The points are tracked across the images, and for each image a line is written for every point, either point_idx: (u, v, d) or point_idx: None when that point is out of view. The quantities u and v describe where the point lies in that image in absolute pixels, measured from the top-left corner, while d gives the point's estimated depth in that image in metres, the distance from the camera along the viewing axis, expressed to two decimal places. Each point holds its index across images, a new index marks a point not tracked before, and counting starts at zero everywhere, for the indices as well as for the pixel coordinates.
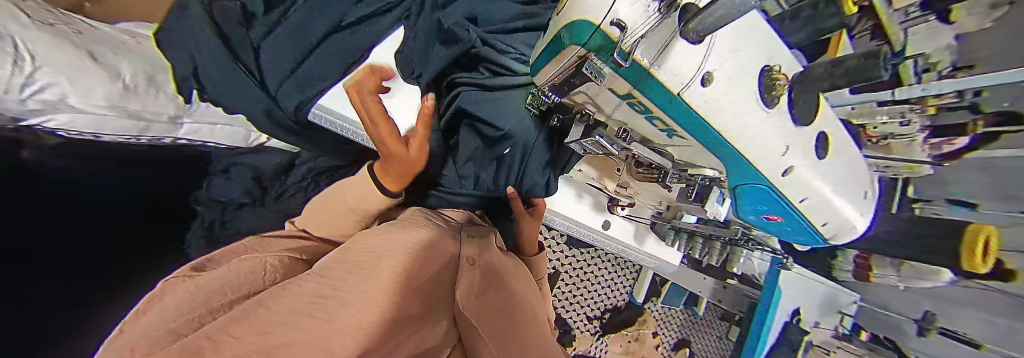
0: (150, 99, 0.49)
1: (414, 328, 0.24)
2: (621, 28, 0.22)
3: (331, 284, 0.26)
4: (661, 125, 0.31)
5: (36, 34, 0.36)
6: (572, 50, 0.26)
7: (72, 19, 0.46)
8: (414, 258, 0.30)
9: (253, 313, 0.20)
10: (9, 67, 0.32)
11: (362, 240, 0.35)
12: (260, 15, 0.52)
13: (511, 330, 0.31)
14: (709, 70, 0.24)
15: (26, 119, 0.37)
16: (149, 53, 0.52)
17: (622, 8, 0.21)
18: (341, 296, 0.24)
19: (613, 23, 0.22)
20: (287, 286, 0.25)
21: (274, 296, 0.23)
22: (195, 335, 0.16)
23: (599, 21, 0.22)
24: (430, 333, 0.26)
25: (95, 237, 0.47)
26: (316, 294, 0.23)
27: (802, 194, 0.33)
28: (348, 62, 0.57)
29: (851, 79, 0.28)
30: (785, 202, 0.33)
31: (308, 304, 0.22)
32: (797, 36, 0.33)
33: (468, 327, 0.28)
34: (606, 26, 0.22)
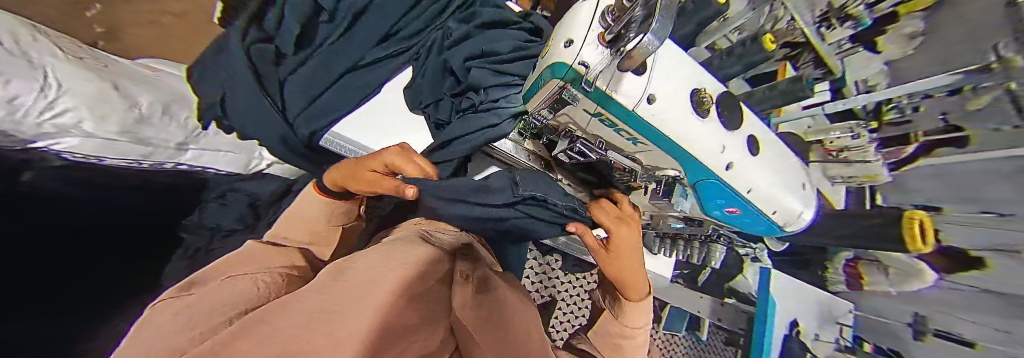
0: (158, 127, 0.52)
1: (415, 335, 0.24)
2: (586, 66, 0.27)
3: (326, 301, 0.24)
4: (627, 135, 0.35)
5: (65, 66, 0.40)
6: (554, 82, 0.31)
7: (100, 55, 0.50)
8: (412, 279, 0.30)
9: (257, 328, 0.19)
10: (35, 93, 0.35)
11: (352, 261, 0.32)
12: (290, 56, 0.62)
13: (505, 332, 0.30)
14: (652, 92, 0.30)
15: (35, 142, 0.38)
16: (167, 85, 0.56)
17: (586, 52, 0.27)
18: (345, 309, 0.23)
19: (579, 63, 0.27)
20: (288, 299, 0.24)
21: (262, 319, 0.21)
22: None
23: (570, 61, 0.28)
24: (428, 342, 0.25)
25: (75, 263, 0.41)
26: (320, 308, 0.22)
27: (747, 185, 0.36)
28: (361, 97, 0.66)
29: (787, 98, 0.46)
30: (736, 194, 0.37)
31: (311, 319, 0.21)
32: (735, 67, 0.52)
33: (462, 335, 0.29)
34: (575, 65, 0.28)
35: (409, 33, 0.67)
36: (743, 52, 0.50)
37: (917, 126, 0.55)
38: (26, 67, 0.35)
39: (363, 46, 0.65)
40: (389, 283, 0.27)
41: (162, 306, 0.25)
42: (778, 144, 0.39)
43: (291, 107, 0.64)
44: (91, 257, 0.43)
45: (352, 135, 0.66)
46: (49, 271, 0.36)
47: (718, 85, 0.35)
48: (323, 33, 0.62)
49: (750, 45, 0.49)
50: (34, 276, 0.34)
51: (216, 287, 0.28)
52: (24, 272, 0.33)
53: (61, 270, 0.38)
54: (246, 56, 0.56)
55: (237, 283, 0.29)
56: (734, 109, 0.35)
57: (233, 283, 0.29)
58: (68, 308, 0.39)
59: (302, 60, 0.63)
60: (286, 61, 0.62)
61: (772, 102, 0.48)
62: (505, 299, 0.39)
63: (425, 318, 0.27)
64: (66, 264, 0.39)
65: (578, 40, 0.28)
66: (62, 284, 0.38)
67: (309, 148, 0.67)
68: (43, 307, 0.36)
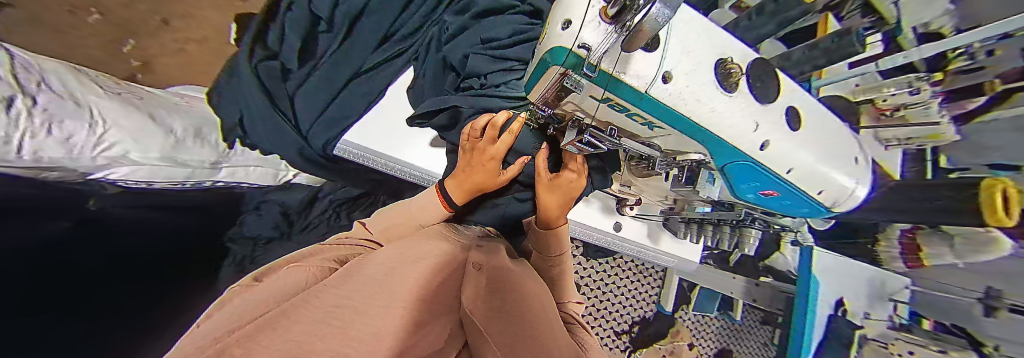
0: (194, 149, 0.55)
1: (426, 328, 0.25)
2: (588, 49, 0.25)
3: (346, 294, 0.26)
4: (641, 119, 0.32)
5: (106, 102, 0.44)
6: (554, 69, 0.30)
7: (132, 87, 0.54)
8: (427, 273, 0.32)
9: (278, 322, 0.21)
10: (85, 131, 0.39)
11: (368, 259, 0.35)
12: (297, 71, 0.65)
13: (523, 321, 0.29)
14: (668, 69, 0.26)
15: (93, 174, 0.43)
16: (194, 111, 0.61)
17: (586, 34, 0.25)
18: (356, 304, 0.25)
19: (580, 47, 0.25)
20: (309, 295, 0.26)
21: (295, 307, 0.23)
22: (222, 344, 0.17)
23: (569, 46, 0.26)
24: (435, 336, 0.25)
25: (160, 273, 0.49)
26: (332, 303, 0.24)
27: (788, 165, 0.32)
28: (366, 103, 0.65)
29: (841, 55, 0.43)
30: (772, 174, 0.33)
31: (327, 313, 0.23)
32: (767, 27, 0.46)
33: (473, 331, 0.27)
34: (576, 49, 0.25)
35: (404, 32, 0.67)
36: (777, 8, 0.44)
37: (991, 71, 0.47)
38: (74, 108, 0.39)
39: (364, 50, 0.65)
40: (404, 281, 0.29)
41: (237, 292, 0.30)
42: (821, 111, 0.35)
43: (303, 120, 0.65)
44: (160, 264, 0.49)
45: (361, 140, 0.66)
46: (128, 280, 0.43)
47: (746, 53, 0.31)
48: (324, 43, 0.65)
49: (785, 1, 0.44)
50: (114, 283, 0.40)
51: (277, 275, 0.31)
52: (119, 283, 0.41)
53: (134, 274, 0.44)
54: (255, 76, 0.58)
55: (294, 271, 0.33)
56: (767, 76, 0.31)
57: (292, 271, 0.33)
58: (156, 304, 0.46)
59: (308, 72, 0.65)
60: (292, 75, 0.65)
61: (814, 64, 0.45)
62: (520, 281, 0.38)
63: (434, 312, 0.28)
64: (137, 269, 0.45)
65: (577, 20, 0.25)
66: (138, 287, 0.44)
67: (324, 157, 0.70)
68: (135, 307, 0.43)
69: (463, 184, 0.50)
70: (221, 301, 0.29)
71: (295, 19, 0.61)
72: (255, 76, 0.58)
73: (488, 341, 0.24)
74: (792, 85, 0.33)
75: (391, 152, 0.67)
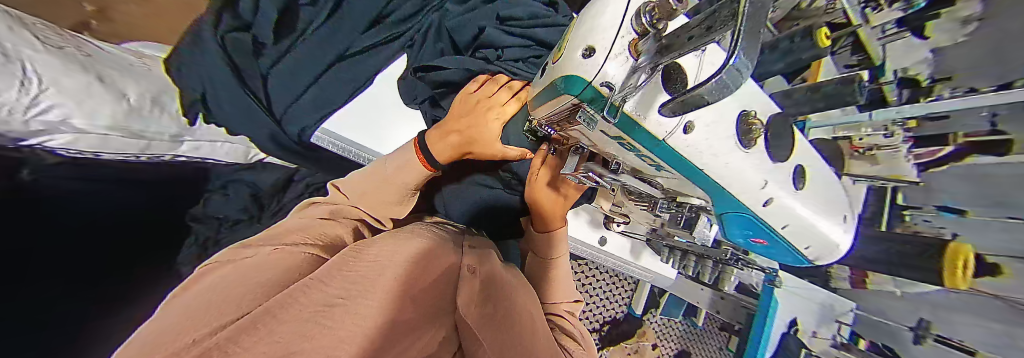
0: (154, 119, 0.53)
1: (420, 331, 0.25)
2: (611, 87, 0.24)
3: (336, 291, 0.25)
4: (650, 161, 0.32)
5: (44, 58, 0.40)
6: (565, 98, 0.28)
7: (84, 42, 0.49)
8: (419, 265, 0.31)
9: (265, 318, 0.19)
10: (14, 92, 0.36)
11: (364, 249, 0.34)
12: (271, 47, 0.57)
13: (513, 326, 0.30)
14: (690, 120, 0.25)
15: (27, 140, 0.41)
16: (156, 77, 0.56)
17: (610, 70, 0.24)
18: (347, 303, 0.23)
19: (603, 84, 0.24)
20: (296, 289, 0.24)
21: (285, 302, 0.22)
22: (204, 345, 0.15)
23: (589, 78, 0.25)
24: (430, 341, 0.25)
25: (90, 251, 0.47)
26: (323, 301, 0.23)
27: (783, 221, 0.33)
28: (354, 88, 0.62)
29: (832, 103, 0.34)
30: (767, 228, 0.34)
31: (315, 312, 0.21)
32: (776, 65, 0.37)
33: (468, 336, 0.27)
34: (598, 85, 0.24)
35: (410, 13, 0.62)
36: (791, 46, 0.34)
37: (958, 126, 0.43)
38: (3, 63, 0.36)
39: (352, 31, 0.59)
40: (394, 270, 0.29)
41: (208, 270, 0.28)
42: (824, 172, 0.35)
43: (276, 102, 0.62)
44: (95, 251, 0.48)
45: (348, 133, 0.66)
46: (50, 263, 0.41)
47: (767, 107, 0.30)
48: (306, 16, 0.57)
49: (801, 38, 0.33)
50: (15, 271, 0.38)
51: (262, 254, 0.30)
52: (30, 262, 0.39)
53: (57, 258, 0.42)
54: (221, 48, 0.53)
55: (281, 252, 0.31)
56: (784, 135, 0.30)
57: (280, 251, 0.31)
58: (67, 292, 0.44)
59: (285, 48, 0.58)
60: (266, 51, 0.57)
61: (808, 107, 0.36)
62: (510, 289, 0.38)
63: (430, 315, 0.28)
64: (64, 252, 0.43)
65: (602, 50, 0.24)
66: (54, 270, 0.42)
67: (299, 145, 0.67)
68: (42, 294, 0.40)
69: (449, 139, 0.47)
70: (193, 276, 0.28)
71: None
72: (222, 50, 0.53)
73: (483, 345, 0.25)
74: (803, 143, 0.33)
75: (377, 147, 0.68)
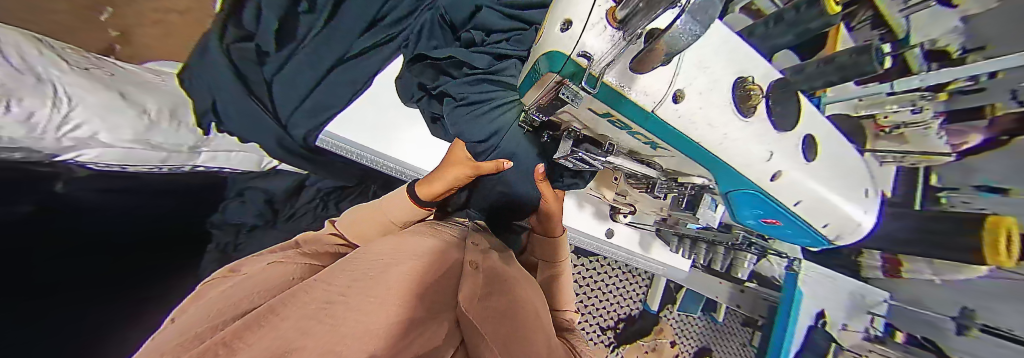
0: (172, 132, 0.53)
1: (424, 327, 0.22)
2: (589, 58, 0.23)
3: (335, 291, 0.24)
4: (643, 139, 0.31)
5: (71, 79, 0.41)
6: (548, 78, 0.26)
7: (108, 64, 0.52)
8: (420, 263, 0.30)
9: (266, 319, 0.19)
10: (48, 108, 0.37)
11: (365, 252, 0.34)
12: (274, 54, 0.60)
13: (514, 326, 0.28)
14: (678, 88, 0.25)
15: (60, 155, 0.42)
16: (169, 91, 0.57)
17: (588, 41, 0.23)
18: (347, 301, 0.22)
19: (580, 55, 0.23)
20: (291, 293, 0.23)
21: (284, 303, 0.21)
22: (209, 343, 0.15)
23: (568, 52, 0.24)
24: (435, 333, 0.23)
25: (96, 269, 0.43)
26: (323, 300, 0.22)
27: (796, 197, 0.32)
28: (353, 93, 0.64)
29: (849, 73, 0.31)
30: (779, 205, 0.32)
31: (316, 311, 0.21)
32: (784, 37, 0.35)
33: (468, 328, 0.25)
34: (575, 57, 0.23)
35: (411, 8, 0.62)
36: (798, 17, 0.32)
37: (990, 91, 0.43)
38: (34, 83, 0.37)
39: (348, 35, 0.61)
40: (397, 270, 0.28)
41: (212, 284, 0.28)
42: (836, 141, 0.33)
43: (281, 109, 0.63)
44: (117, 273, 0.46)
45: (344, 132, 0.66)
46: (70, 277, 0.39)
47: (767, 72, 0.29)
48: (306, 24, 0.60)
49: (806, 7, 0.31)
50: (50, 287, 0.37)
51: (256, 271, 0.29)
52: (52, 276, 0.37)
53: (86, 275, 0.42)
54: (225, 57, 0.55)
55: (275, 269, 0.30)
56: (788, 102, 0.29)
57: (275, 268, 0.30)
58: (95, 310, 0.42)
59: (287, 56, 0.60)
60: (269, 59, 0.60)
61: (820, 81, 0.33)
62: (513, 287, 0.37)
63: (432, 310, 0.25)
64: (87, 271, 0.42)
65: (578, 21, 0.23)
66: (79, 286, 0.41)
67: (304, 149, 0.69)
68: (75, 311, 0.39)
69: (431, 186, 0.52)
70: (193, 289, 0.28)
71: None
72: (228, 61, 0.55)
73: (484, 336, 0.24)
74: (812, 110, 0.32)
75: (375, 145, 0.68)
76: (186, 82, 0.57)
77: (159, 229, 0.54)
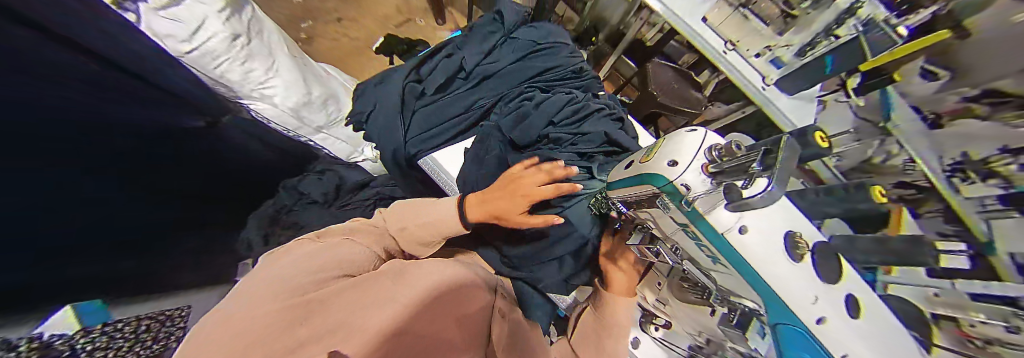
0: (314, 109, 0.83)
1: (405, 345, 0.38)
2: (688, 188, 0.28)
3: (354, 308, 0.38)
4: (707, 251, 0.33)
5: (285, 65, 0.77)
6: (647, 187, 0.33)
7: (312, 64, 0.90)
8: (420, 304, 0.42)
9: None
10: (254, 72, 0.71)
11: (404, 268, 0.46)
12: (428, 96, 0.76)
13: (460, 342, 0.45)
14: (745, 223, 0.29)
15: (242, 98, 0.75)
16: (327, 86, 0.91)
17: (688, 176, 0.28)
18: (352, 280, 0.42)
19: (682, 184, 0.28)
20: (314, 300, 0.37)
21: None
22: None
23: (670, 178, 0.29)
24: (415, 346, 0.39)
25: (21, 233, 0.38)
26: (341, 312, 0.37)
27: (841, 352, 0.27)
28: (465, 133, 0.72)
29: (905, 259, 0.32)
30: None
31: None
32: (834, 209, 0.36)
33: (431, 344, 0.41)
34: (677, 184, 0.29)
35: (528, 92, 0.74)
36: (848, 194, 0.34)
37: None
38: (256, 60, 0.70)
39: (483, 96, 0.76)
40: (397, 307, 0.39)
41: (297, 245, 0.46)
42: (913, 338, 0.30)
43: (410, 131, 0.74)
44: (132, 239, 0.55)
45: (444, 161, 0.70)
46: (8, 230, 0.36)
47: (813, 231, 0.32)
48: (457, 85, 0.78)
49: (856, 189, 0.34)
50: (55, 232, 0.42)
51: (327, 247, 0.45)
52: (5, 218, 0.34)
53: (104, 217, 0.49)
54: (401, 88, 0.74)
55: (336, 248, 0.46)
56: (830, 256, 0.30)
57: (336, 247, 0.46)
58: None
59: (433, 100, 0.77)
60: (423, 98, 0.77)
61: (880, 258, 0.34)
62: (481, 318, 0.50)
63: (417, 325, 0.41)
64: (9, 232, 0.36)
65: (684, 162, 0.29)
66: (86, 227, 0.47)
67: (407, 162, 0.74)
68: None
69: None
70: (289, 246, 0.47)
71: (449, 62, 0.77)
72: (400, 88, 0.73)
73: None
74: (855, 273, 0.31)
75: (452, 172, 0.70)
76: (359, 99, 0.78)
77: (193, 166, 0.70)
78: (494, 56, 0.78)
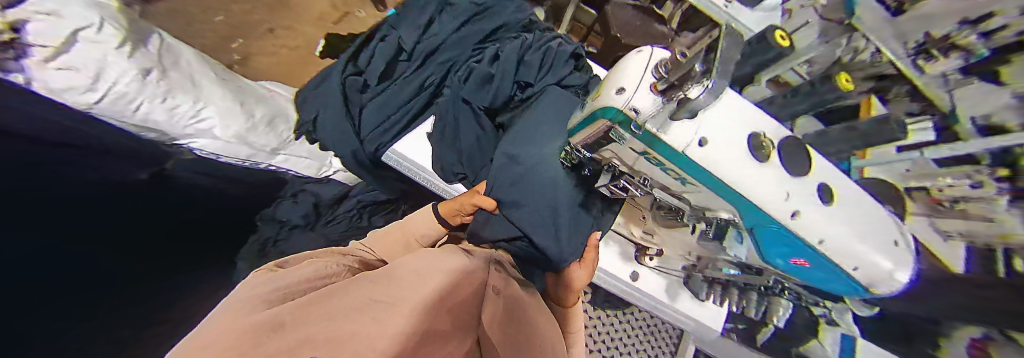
0: (263, 134, 0.73)
1: (451, 338, 0.23)
2: (636, 111, 0.28)
3: (375, 295, 0.28)
4: (674, 175, 0.33)
5: (211, 93, 0.66)
6: (600, 122, 0.32)
7: (240, 84, 0.76)
8: (448, 284, 0.32)
9: (308, 315, 0.23)
10: (185, 105, 0.59)
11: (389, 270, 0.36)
12: (373, 87, 0.71)
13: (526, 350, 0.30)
14: (704, 135, 0.28)
15: (180, 140, 0.62)
16: (272, 105, 0.79)
17: (637, 99, 0.28)
18: (386, 301, 0.27)
19: (630, 109, 0.28)
20: (337, 289, 0.29)
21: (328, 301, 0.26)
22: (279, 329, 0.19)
23: (620, 106, 0.29)
24: (458, 346, 0.23)
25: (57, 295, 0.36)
26: (371, 297, 0.27)
27: (820, 238, 0.29)
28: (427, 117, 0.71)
29: (870, 140, 0.36)
30: (809, 248, 0.30)
31: (357, 307, 0.25)
32: (801, 106, 0.41)
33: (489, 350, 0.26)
34: (625, 110, 0.28)
35: (478, 60, 0.70)
36: (812, 90, 0.40)
37: None
38: (176, 92, 0.59)
39: (432, 73, 0.71)
40: (419, 292, 0.29)
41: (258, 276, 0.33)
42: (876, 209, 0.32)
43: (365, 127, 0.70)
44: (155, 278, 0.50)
45: (405, 149, 0.69)
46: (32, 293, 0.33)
47: (780, 130, 0.32)
48: (402, 68, 0.72)
49: (821, 83, 0.40)
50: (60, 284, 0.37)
51: (306, 266, 0.35)
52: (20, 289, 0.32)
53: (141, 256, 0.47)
54: (342, 86, 0.68)
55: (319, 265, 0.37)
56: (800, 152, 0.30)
57: (318, 264, 0.36)
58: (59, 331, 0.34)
59: (381, 89, 0.72)
60: (368, 89, 0.71)
61: (836, 147, 0.39)
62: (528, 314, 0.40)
63: (454, 315, 0.27)
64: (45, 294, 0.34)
65: (630, 88, 0.29)
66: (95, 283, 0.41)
67: (371, 161, 0.72)
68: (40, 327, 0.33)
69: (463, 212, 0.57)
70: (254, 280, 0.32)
71: (385, 45, 0.70)
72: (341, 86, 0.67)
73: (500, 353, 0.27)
74: (822, 162, 0.32)
75: (414, 156, 0.68)
76: (302, 105, 0.72)
77: None
78: (433, 30, 0.72)
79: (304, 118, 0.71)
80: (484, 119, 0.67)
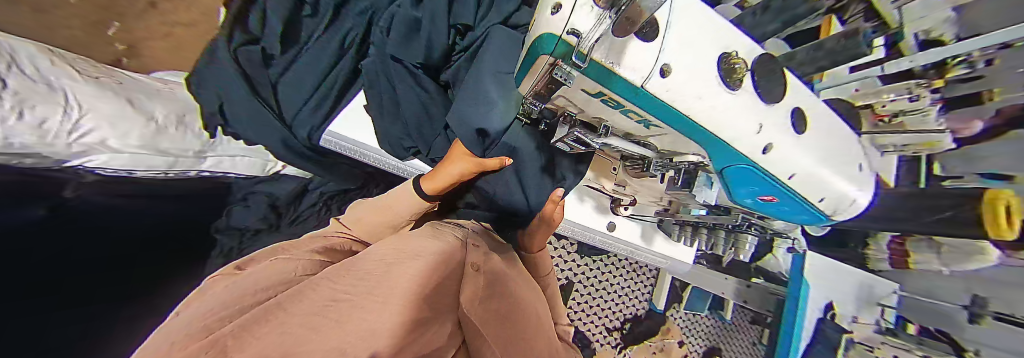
0: (178, 137, 0.55)
1: (425, 327, 0.21)
2: (577, 35, 0.22)
3: (345, 288, 0.23)
4: (636, 117, 0.31)
5: (82, 86, 0.43)
6: (542, 59, 0.26)
7: (115, 72, 0.54)
8: (434, 264, 0.30)
9: (273, 314, 0.18)
10: (59, 116, 0.39)
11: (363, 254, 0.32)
12: (279, 57, 0.60)
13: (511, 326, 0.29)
14: (664, 63, 0.24)
15: (70, 160, 0.44)
16: (178, 98, 0.59)
17: (576, 19, 0.23)
18: (352, 298, 0.22)
19: (569, 33, 0.23)
20: (302, 289, 0.23)
21: (292, 299, 0.21)
22: (222, 339, 0.15)
23: (558, 32, 0.23)
24: (437, 334, 0.23)
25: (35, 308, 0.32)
26: (328, 296, 0.21)
27: (789, 170, 0.31)
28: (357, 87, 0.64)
29: (839, 57, 0.34)
30: (774, 181, 0.32)
31: (321, 308, 0.20)
32: (771, 24, 0.37)
33: (470, 331, 0.26)
34: (565, 35, 0.23)
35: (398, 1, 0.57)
36: (784, 4, 0.36)
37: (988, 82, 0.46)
38: (47, 91, 0.39)
39: (345, 30, 0.60)
40: (400, 270, 0.27)
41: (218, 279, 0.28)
42: (834, 124, 0.34)
43: (286, 111, 0.64)
44: (97, 288, 0.41)
45: (344, 130, 0.65)
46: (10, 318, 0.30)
47: (751, 49, 0.29)
48: (308, 27, 0.60)
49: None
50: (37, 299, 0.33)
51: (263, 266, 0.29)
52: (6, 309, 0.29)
53: (56, 269, 0.36)
54: (233, 61, 0.56)
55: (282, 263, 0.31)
56: (774, 75, 0.29)
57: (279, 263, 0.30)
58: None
59: (291, 59, 0.61)
60: (274, 61, 0.60)
61: (813, 65, 0.36)
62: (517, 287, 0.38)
63: (435, 307, 0.25)
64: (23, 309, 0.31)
65: (568, 4, 0.23)
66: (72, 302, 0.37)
67: (309, 149, 0.68)
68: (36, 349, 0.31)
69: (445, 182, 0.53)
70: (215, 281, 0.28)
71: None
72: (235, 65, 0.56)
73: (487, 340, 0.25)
74: (801, 85, 0.31)
75: (353, 135, 0.65)
76: (195, 87, 0.58)
77: None
78: None
79: (207, 108, 0.58)
80: (425, 77, 0.60)
